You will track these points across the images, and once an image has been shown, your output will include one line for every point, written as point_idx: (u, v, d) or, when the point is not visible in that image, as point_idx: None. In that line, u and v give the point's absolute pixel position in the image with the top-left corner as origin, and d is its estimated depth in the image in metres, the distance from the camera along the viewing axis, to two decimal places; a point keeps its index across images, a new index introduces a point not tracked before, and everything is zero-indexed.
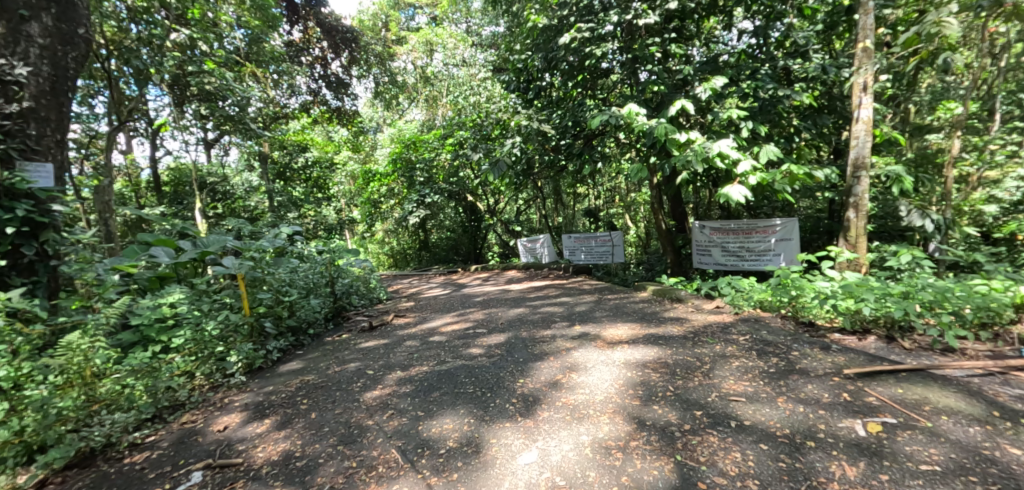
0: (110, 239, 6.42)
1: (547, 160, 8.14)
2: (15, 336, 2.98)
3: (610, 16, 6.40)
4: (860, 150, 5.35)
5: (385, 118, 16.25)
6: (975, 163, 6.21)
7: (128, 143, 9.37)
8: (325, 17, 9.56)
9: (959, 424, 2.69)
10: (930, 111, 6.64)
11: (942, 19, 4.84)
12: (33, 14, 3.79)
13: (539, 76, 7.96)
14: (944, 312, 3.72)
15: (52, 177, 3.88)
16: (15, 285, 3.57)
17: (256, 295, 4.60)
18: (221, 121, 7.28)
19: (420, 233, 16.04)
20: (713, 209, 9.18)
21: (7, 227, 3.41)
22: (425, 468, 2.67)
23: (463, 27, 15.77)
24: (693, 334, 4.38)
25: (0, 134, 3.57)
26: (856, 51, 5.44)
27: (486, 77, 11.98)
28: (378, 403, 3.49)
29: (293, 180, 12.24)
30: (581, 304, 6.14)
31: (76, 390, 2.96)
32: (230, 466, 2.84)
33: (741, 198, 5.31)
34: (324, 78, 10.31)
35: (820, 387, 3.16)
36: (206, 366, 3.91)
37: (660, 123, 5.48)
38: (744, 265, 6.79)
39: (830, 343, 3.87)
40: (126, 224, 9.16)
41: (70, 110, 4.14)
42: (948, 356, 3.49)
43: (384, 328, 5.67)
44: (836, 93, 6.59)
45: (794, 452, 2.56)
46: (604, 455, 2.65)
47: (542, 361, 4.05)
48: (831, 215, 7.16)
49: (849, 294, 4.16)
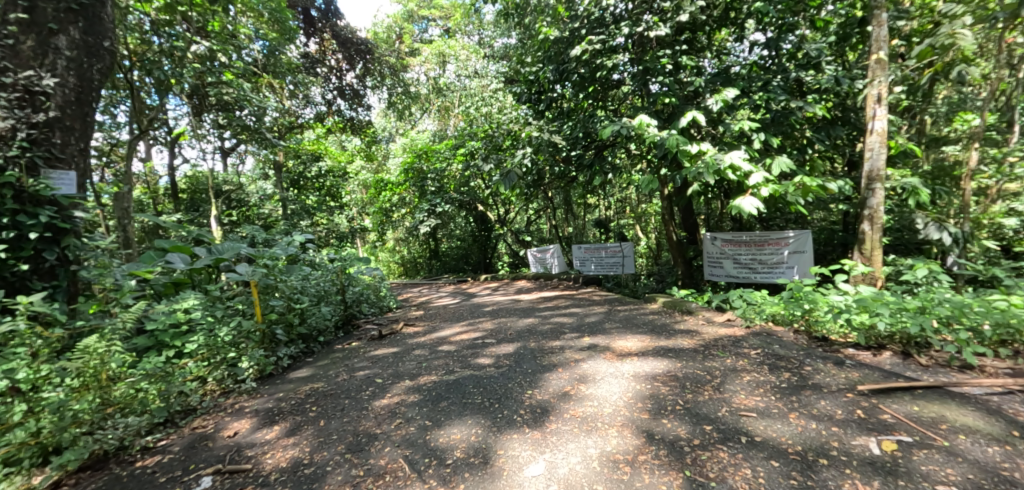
0: (128, 245, 6.55)
1: (558, 171, 8.19)
2: (35, 339, 3.05)
3: (621, 29, 6.52)
4: (874, 161, 5.29)
5: (398, 129, 16.37)
6: (993, 176, 6.05)
7: (147, 151, 9.57)
8: (341, 30, 9.82)
9: (977, 444, 2.63)
10: (947, 122, 6.54)
11: (955, 31, 4.83)
12: (61, 27, 3.91)
13: (550, 88, 7.98)
14: (962, 328, 3.64)
15: (75, 184, 3.98)
16: (37, 289, 3.65)
17: (267, 302, 4.66)
18: (238, 130, 7.42)
19: (430, 241, 16.40)
20: (724, 221, 9.12)
21: (31, 233, 3.53)
22: (432, 478, 2.67)
23: (476, 39, 16.01)
24: (704, 348, 4.33)
25: (27, 143, 3.67)
26: (870, 62, 5.37)
27: (498, 87, 12.11)
28: (386, 412, 3.50)
29: (306, 189, 12.38)
30: (591, 315, 6.13)
31: (91, 393, 3.01)
32: (239, 472, 2.86)
33: (754, 209, 5.26)
34: (339, 89, 10.48)
35: (834, 403, 3.11)
36: (217, 372, 3.96)
37: (671, 134, 5.48)
38: (756, 277, 6.73)
39: (843, 359, 3.81)
40: (143, 231, 9.33)
41: (94, 119, 4.26)
42: (966, 373, 3.42)
43: (394, 337, 5.70)
44: (849, 105, 6.55)
45: (807, 469, 2.51)
46: (612, 468, 2.63)
47: (551, 372, 4.03)
48: (845, 227, 7.08)
49: (863, 309, 4.04)
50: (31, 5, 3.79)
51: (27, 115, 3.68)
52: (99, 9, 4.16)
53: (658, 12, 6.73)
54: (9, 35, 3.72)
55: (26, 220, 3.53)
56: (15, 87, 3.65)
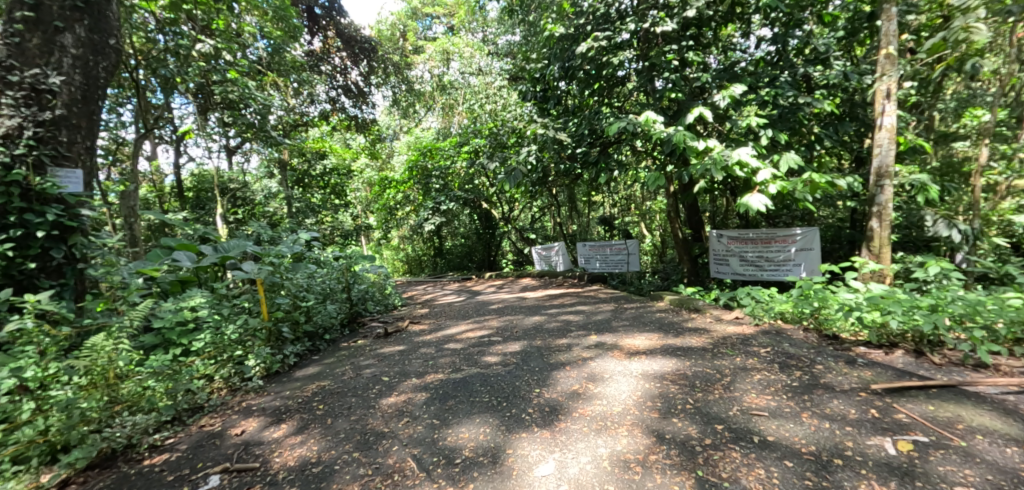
0: (135, 243, 6.56)
1: (562, 168, 8.05)
2: (42, 337, 3.06)
3: (627, 25, 6.50)
4: (883, 158, 5.21)
5: (401, 127, 16.17)
6: (1004, 173, 5.84)
7: (154, 150, 9.61)
8: (345, 28, 9.77)
9: (994, 445, 2.59)
10: (956, 118, 6.37)
11: (969, 25, 4.70)
12: (67, 25, 3.90)
13: (555, 85, 7.90)
14: (975, 326, 3.58)
15: (82, 182, 3.96)
16: (44, 287, 3.66)
17: (274, 300, 4.66)
18: (243, 128, 7.45)
19: (434, 239, 16.47)
20: (731, 218, 9.06)
21: (39, 231, 3.54)
22: (441, 477, 2.65)
23: (480, 35, 15.79)
24: (713, 346, 4.29)
25: (34, 141, 3.68)
26: (879, 57, 5.28)
27: (502, 85, 11.93)
28: (394, 410, 3.48)
29: (311, 187, 12.53)
30: (599, 313, 6.08)
31: (100, 391, 3.01)
32: (247, 471, 2.85)
33: (761, 207, 5.19)
34: (344, 88, 10.50)
35: (847, 403, 3.07)
36: (225, 369, 3.96)
37: (678, 130, 5.41)
38: (763, 275, 6.67)
39: (855, 357, 3.77)
40: (150, 228, 9.42)
41: (101, 116, 4.25)
42: (980, 372, 3.38)
43: (399, 335, 5.66)
44: (858, 101, 6.45)
45: (822, 470, 2.48)
46: (622, 468, 2.61)
47: (559, 371, 4.01)
48: (852, 224, 7.05)
49: (874, 307, 3.99)
50: (37, 2, 3.76)
51: (34, 113, 3.69)
52: (104, 6, 4.13)
53: (664, 8, 6.66)
54: (15, 33, 3.71)
55: (33, 219, 3.53)
56: (22, 86, 3.66)
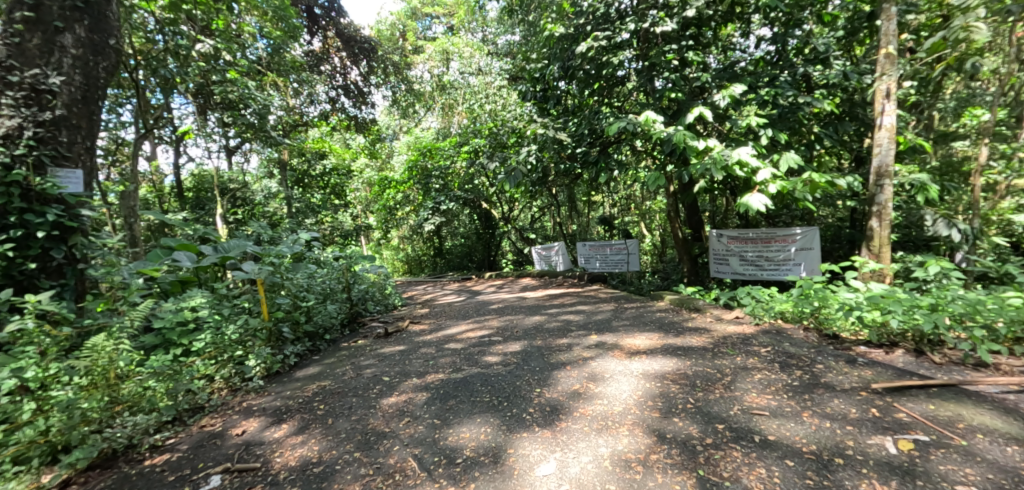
0: (134, 243, 6.54)
1: (562, 168, 8.04)
2: (43, 337, 3.07)
3: (626, 25, 6.50)
4: (882, 157, 5.20)
5: (401, 127, 16.16)
6: (1003, 172, 5.83)
7: (153, 150, 9.60)
8: (344, 28, 9.74)
9: (995, 444, 2.59)
10: (956, 118, 6.36)
11: (969, 24, 4.70)
12: (67, 25, 3.89)
13: (555, 85, 7.89)
14: (975, 325, 3.59)
15: (82, 182, 3.96)
16: (44, 287, 3.66)
17: (274, 300, 4.66)
18: (243, 128, 7.43)
19: (434, 239, 16.46)
20: (731, 218, 9.06)
21: (39, 231, 3.54)
22: (442, 477, 2.65)
23: (479, 35, 15.76)
24: (714, 346, 4.29)
25: (34, 141, 3.68)
26: (879, 57, 5.28)
27: (502, 84, 11.92)
28: (394, 410, 3.48)
29: (311, 187, 12.51)
30: (599, 313, 6.08)
31: (100, 392, 3.01)
32: (248, 471, 2.85)
33: (761, 207, 5.19)
34: (344, 88, 10.51)
35: (847, 402, 3.08)
36: (225, 369, 3.96)
37: (678, 130, 5.40)
38: (763, 274, 6.68)
39: (856, 357, 3.77)
40: (149, 229, 9.41)
41: (101, 116, 4.25)
42: (980, 371, 3.38)
43: (399, 335, 5.66)
44: (858, 100, 6.45)
45: (823, 469, 2.49)
46: (623, 468, 2.61)
47: (560, 370, 4.01)
48: (852, 223, 7.05)
49: (874, 306, 4.00)
50: (37, 2, 3.76)
51: (34, 113, 3.69)
52: (104, 7, 4.13)
53: (664, 8, 6.66)
54: (15, 33, 3.71)
55: (33, 219, 3.53)
56: (22, 86, 3.66)
